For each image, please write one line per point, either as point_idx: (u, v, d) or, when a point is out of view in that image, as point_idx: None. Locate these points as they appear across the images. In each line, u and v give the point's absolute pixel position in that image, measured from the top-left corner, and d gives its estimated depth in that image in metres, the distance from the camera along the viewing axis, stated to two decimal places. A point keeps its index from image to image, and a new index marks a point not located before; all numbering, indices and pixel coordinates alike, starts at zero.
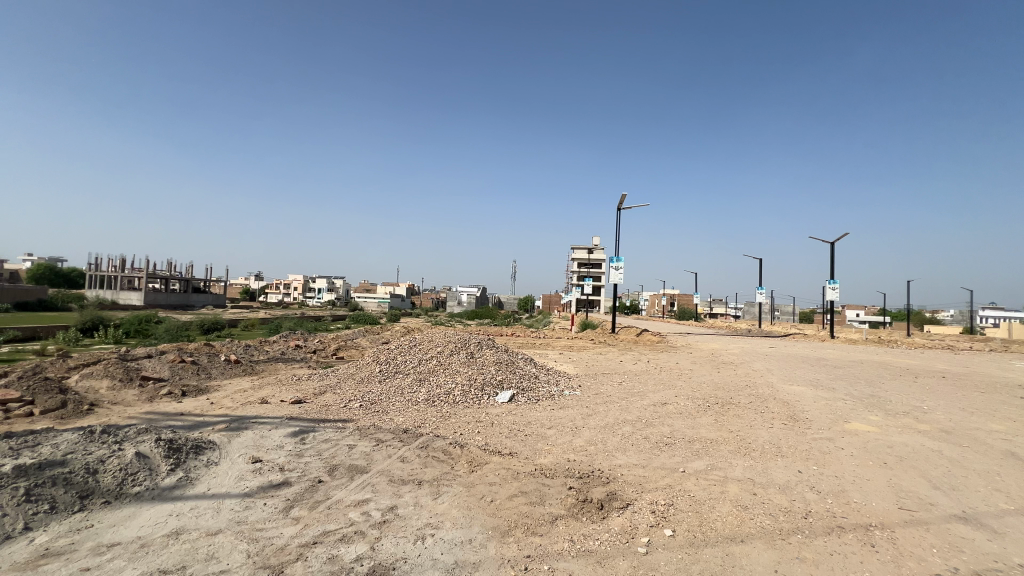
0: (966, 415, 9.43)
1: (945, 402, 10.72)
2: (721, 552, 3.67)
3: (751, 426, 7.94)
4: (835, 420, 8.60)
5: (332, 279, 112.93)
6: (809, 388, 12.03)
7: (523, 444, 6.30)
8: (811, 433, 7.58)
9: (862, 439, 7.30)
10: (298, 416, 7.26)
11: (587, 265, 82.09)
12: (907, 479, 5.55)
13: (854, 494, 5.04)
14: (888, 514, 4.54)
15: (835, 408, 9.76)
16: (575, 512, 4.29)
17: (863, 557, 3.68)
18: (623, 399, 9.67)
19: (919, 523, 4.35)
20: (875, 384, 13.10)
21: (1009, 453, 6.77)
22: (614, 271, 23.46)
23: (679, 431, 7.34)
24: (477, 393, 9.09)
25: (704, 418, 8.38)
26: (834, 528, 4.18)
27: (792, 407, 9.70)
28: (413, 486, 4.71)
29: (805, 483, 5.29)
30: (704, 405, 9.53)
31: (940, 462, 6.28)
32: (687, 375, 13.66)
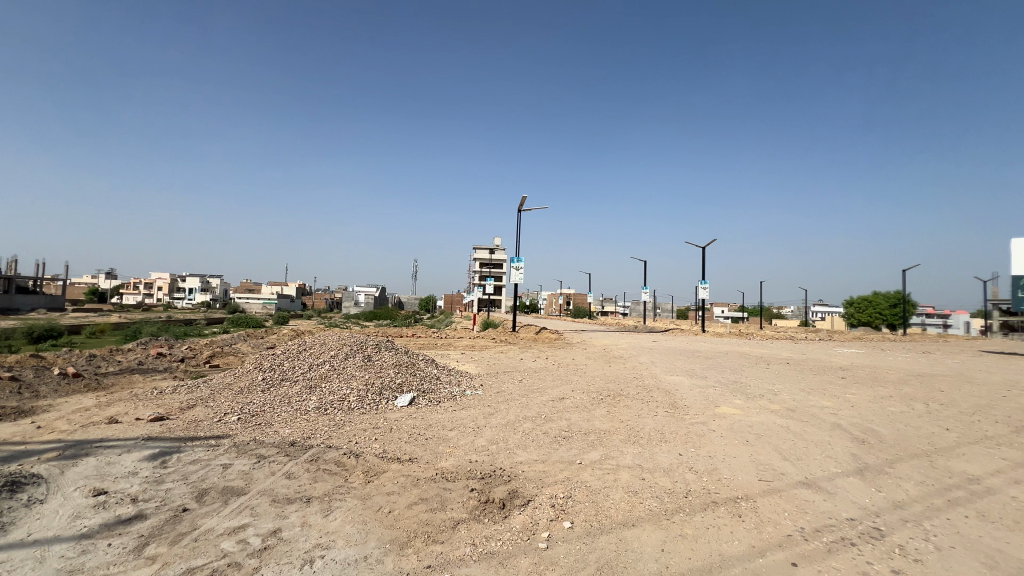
0: (805, 394, 11.19)
1: (789, 385, 12.62)
2: (615, 538, 3.85)
3: (639, 415, 8.57)
4: (707, 405, 9.65)
5: (205, 278, 100.84)
6: (685, 378, 13.35)
7: (423, 448, 6.10)
8: (688, 418, 8.39)
9: (728, 421, 8.25)
10: (157, 436, 6.25)
11: (489, 265, 83.49)
12: (764, 454, 6.36)
13: (724, 470, 5.66)
14: (751, 485, 5.16)
15: (707, 394, 10.97)
16: (476, 514, 4.24)
17: (733, 528, 4.11)
18: (523, 396, 9.90)
19: (775, 491, 5.00)
20: (737, 371, 15.01)
21: (836, 425, 8.15)
22: (515, 271, 23.98)
23: (576, 425, 7.67)
24: (374, 398, 8.65)
25: (599, 410, 8.87)
26: (710, 503, 4.63)
27: (672, 395, 10.68)
28: (301, 504, 4.29)
29: (685, 464, 5.82)
30: (597, 398, 10.10)
31: (789, 437, 7.31)
32: (582, 371, 14.37)
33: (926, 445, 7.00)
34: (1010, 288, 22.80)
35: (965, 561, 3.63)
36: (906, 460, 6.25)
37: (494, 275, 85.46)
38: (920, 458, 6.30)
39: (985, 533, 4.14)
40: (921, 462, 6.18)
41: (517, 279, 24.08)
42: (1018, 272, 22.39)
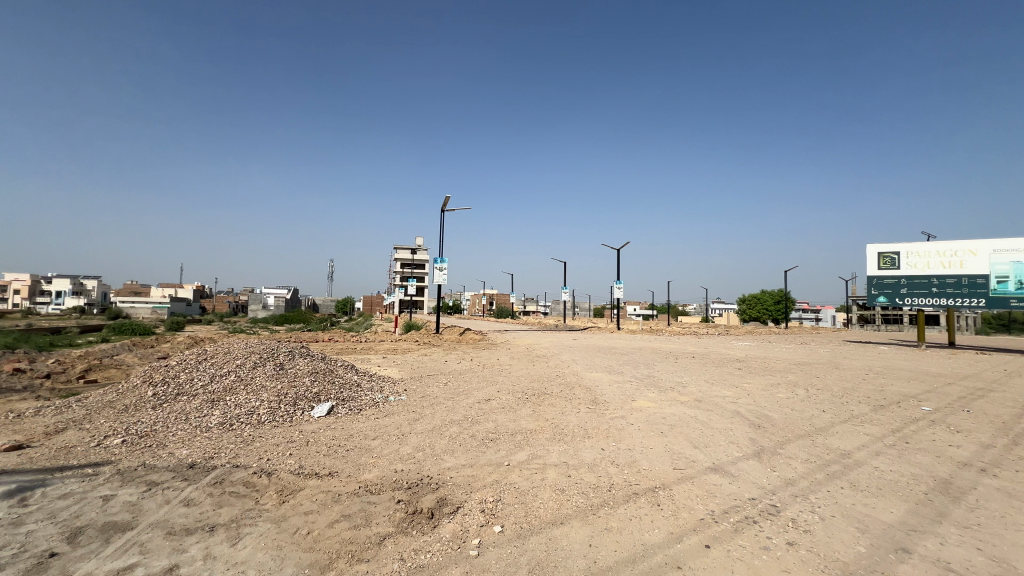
0: (709, 385, 12.23)
1: (696, 377, 13.72)
2: (545, 538, 3.90)
3: (563, 413, 8.82)
4: (626, 399, 10.18)
5: (77, 279, 87.78)
6: (604, 374, 13.97)
7: (344, 460, 5.77)
8: (608, 413, 8.77)
9: (644, 414, 8.76)
10: (15, 468, 5.29)
11: (412, 265, 81.64)
12: (677, 444, 6.82)
13: (642, 462, 5.98)
14: (667, 474, 5.50)
15: (625, 389, 11.59)
16: (404, 526, 4.08)
17: (653, 516, 4.35)
18: (450, 400, 9.76)
19: (688, 478, 5.38)
20: (650, 366, 16.03)
21: (736, 412, 8.98)
22: (438, 272, 23.64)
23: (503, 426, 7.70)
24: (288, 409, 8.04)
25: (524, 410, 9.00)
26: (632, 495, 4.86)
27: (594, 391, 11.14)
28: (203, 534, 3.85)
29: (607, 458, 6.06)
30: (523, 398, 10.23)
31: (697, 426, 7.91)
32: (506, 371, 14.49)
33: (809, 426, 7.94)
34: (867, 287, 26.55)
35: (844, 528, 4.14)
36: (794, 441, 7.02)
37: (416, 276, 83.65)
38: (804, 438, 7.13)
39: (857, 501, 4.76)
40: (806, 441, 6.99)
41: (440, 279, 23.76)
42: (873, 273, 26.15)
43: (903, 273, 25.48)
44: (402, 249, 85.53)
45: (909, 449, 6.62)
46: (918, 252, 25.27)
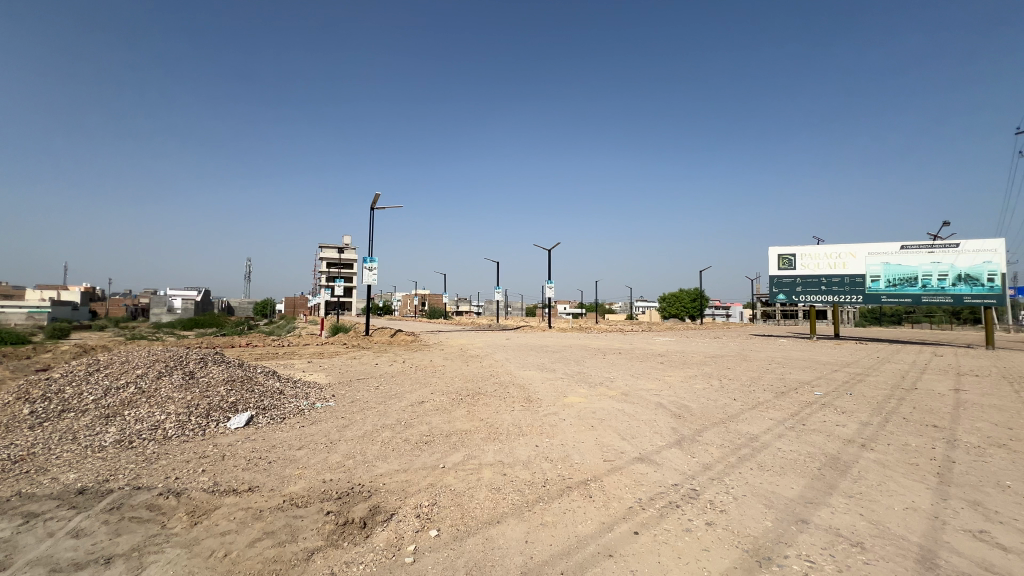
0: (635, 379, 12.88)
1: (622, 372, 14.40)
2: (482, 538, 3.90)
3: (498, 412, 8.87)
4: (558, 396, 10.45)
5: None
6: (537, 372, 14.24)
7: (266, 474, 5.39)
8: (542, 411, 8.95)
9: (576, 409, 9.04)
10: None
11: (339, 265, 78.17)
12: (607, 437, 7.11)
13: (575, 456, 6.18)
14: (598, 467, 5.72)
15: (557, 385, 11.90)
16: (334, 538, 3.89)
17: (586, 508, 4.50)
18: (381, 404, 9.46)
19: (617, 469, 5.63)
20: (580, 363, 16.59)
21: (659, 404, 9.54)
22: (368, 271, 22.82)
23: (437, 428, 7.60)
24: (200, 422, 7.36)
25: (459, 411, 8.94)
26: (565, 489, 5.00)
27: (527, 389, 11.32)
28: (97, 569, 3.42)
29: (541, 455, 6.18)
30: (457, 398, 10.15)
31: (625, 418, 8.30)
32: (440, 372, 14.30)
33: (723, 414, 8.61)
34: (768, 285, 29.55)
35: (753, 505, 4.54)
36: (710, 428, 7.59)
37: (343, 276, 80.11)
38: (719, 425, 7.73)
39: (765, 480, 5.24)
40: (720, 428, 7.58)
41: (370, 279, 22.95)
42: (773, 273, 29.22)
43: (799, 273, 28.59)
44: (328, 247, 81.51)
45: (805, 430, 7.40)
46: (810, 255, 28.40)
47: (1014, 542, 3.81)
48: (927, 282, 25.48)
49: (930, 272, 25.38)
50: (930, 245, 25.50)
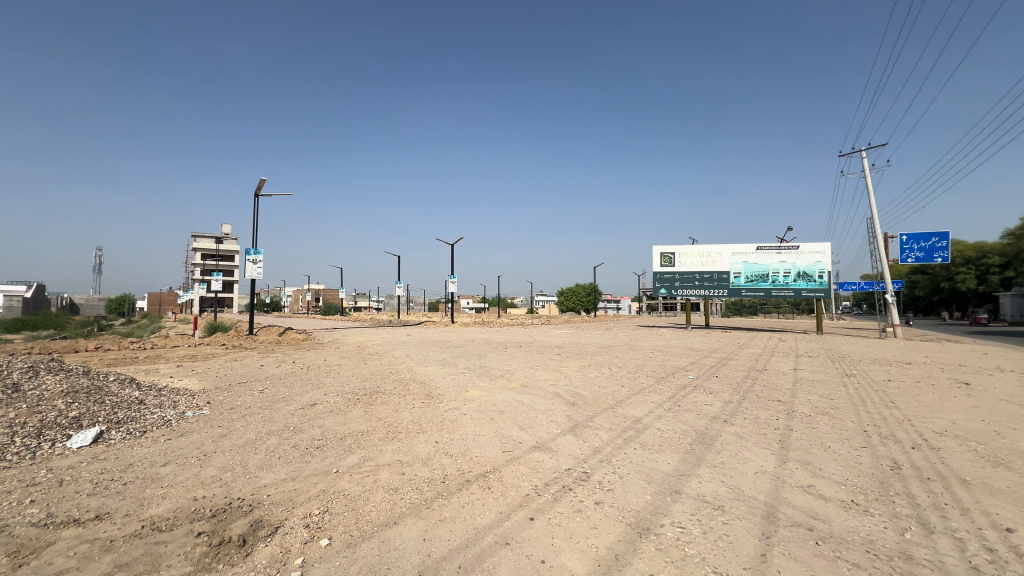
0: (534, 371, 13.38)
1: (522, 364, 14.88)
2: (377, 541, 3.78)
3: (397, 410, 8.63)
4: (459, 391, 10.48)
5: None
6: (438, 368, 14.10)
7: (120, 497, 4.66)
8: (443, 406, 8.90)
9: (477, 403, 9.13)
10: None
11: (216, 257, 69.91)
12: (506, 428, 7.29)
13: (474, 449, 6.24)
14: (497, 458, 5.85)
15: (458, 380, 11.91)
16: (207, 561, 3.51)
17: (484, 499, 4.59)
18: (266, 409, 8.69)
19: (515, 459, 5.80)
20: (482, 357, 16.81)
21: (556, 393, 10.03)
22: (251, 264, 20.71)
23: (330, 431, 7.19)
24: (29, 444, 6.12)
25: (355, 411, 8.54)
26: (464, 483, 5.03)
27: (428, 386, 11.19)
28: None
29: (441, 451, 6.15)
30: (353, 399, 9.68)
31: (523, 409, 8.59)
32: (335, 371, 13.51)
33: (612, 400, 9.29)
34: (652, 281, 32.46)
35: (636, 482, 4.97)
36: (600, 414, 8.15)
37: (221, 269, 71.91)
38: (608, 411, 8.34)
39: (646, 458, 5.77)
40: (610, 413, 8.17)
41: (254, 273, 20.85)
42: (656, 270, 32.11)
43: (677, 270, 31.81)
44: (202, 236, 72.44)
45: (680, 411, 8.28)
46: (686, 253, 31.69)
47: (831, 492, 4.64)
48: (776, 278, 29.89)
49: (778, 270, 29.78)
50: (778, 247, 29.85)
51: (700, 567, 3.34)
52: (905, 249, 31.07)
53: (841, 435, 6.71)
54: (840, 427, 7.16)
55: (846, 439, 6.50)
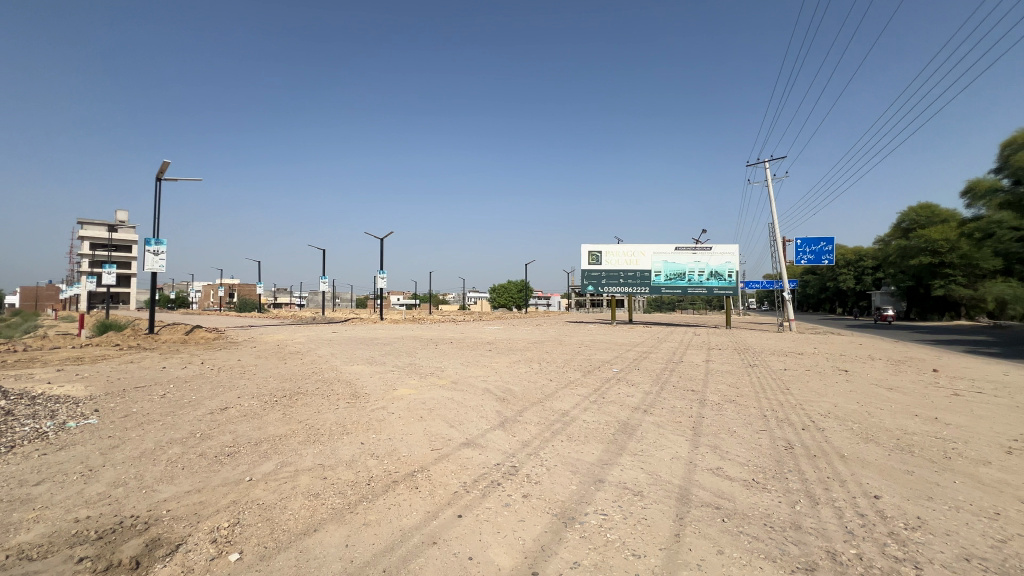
0: (464, 367, 13.33)
1: (453, 360, 14.73)
2: (295, 551, 3.57)
3: (319, 411, 8.21)
4: (386, 389, 10.18)
5: None
6: (365, 366, 13.60)
7: None
8: (369, 406, 8.60)
9: (405, 402, 8.91)
10: None
11: (107, 247, 62.06)
12: (435, 426, 7.20)
13: (402, 449, 6.08)
14: (425, 457, 5.75)
15: (385, 378, 11.57)
16: None
17: (411, 500, 4.48)
18: (167, 415, 7.88)
19: (444, 457, 5.74)
20: (412, 354, 16.43)
21: (486, 389, 10.07)
22: (151, 255, 18.62)
23: (244, 436, 6.67)
24: None
25: (272, 414, 8.00)
26: (391, 484, 4.89)
27: (353, 385, 10.74)
28: None
29: (366, 452, 5.93)
30: (271, 401, 9.06)
31: (453, 406, 8.52)
32: (250, 372, 12.53)
33: (541, 394, 9.48)
34: (580, 278, 33.60)
35: (562, 473, 5.12)
36: (529, 408, 8.30)
37: (114, 260, 64.04)
38: (537, 405, 8.51)
39: (572, 449, 5.95)
40: (538, 407, 8.35)
41: (154, 265, 18.76)
42: (584, 267, 33.21)
43: (603, 268, 33.14)
44: (90, 223, 64.07)
45: (605, 402, 8.64)
46: (612, 252, 33.15)
47: (736, 473, 5.07)
48: (691, 276, 32.13)
49: (693, 268, 32.03)
50: (693, 248, 32.08)
51: (620, 551, 3.50)
52: (799, 251, 34.76)
53: (744, 420, 7.36)
54: (743, 412, 7.87)
55: (749, 424, 7.14)
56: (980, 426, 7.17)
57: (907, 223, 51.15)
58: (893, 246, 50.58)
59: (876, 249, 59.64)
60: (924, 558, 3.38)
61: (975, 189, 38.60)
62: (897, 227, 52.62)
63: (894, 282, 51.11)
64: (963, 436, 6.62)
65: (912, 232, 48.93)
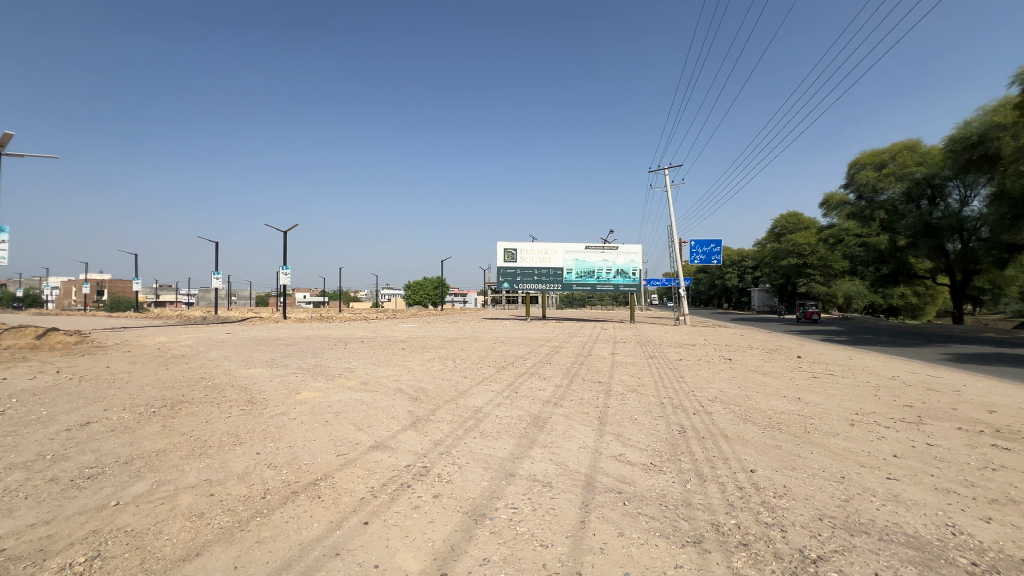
0: (376, 367, 12.82)
1: (363, 360, 14.07)
2: None
3: (207, 421, 7.39)
4: (288, 393, 9.44)
5: None
6: (264, 370, 12.50)
7: None
8: (267, 412, 7.92)
9: (309, 406, 8.34)
10: None
11: None
12: (342, 430, 6.83)
13: (303, 456, 5.67)
14: (330, 463, 5.42)
15: (287, 382, 10.73)
16: None
17: (313, 511, 4.18)
18: (5, 436, 6.58)
19: (350, 462, 5.45)
20: (317, 355, 15.43)
21: (398, 389, 9.76)
22: None
23: (110, 455, 5.79)
24: None
25: (148, 427, 7.05)
26: (290, 495, 4.54)
27: (249, 390, 9.83)
28: None
29: (262, 463, 5.44)
30: (146, 412, 7.97)
31: (361, 408, 8.15)
32: (121, 381, 10.95)
33: (455, 392, 9.39)
34: (496, 275, 33.83)
35: (474, 470, 5.11)
36: (442, 406, 8.19)
37: None
38: (450, 403, 8.40)
39: (483, 445, 5.97)
40: (451, 405, 8.26)
41: None
42: (500, 265, 33.51)
43: (518, 265, 33.69)
44: None
45: (517, 397, 8.80)
46: (527, 250, 33.89)
47: (637, 458, 5.42)
48: (600, 274, 33.85)
49: (602, 267, 33.76)
50: (602, 248, 33.81)
51: (529, 542, 3.57)
52: (693, 251, 38.15)
53: (645, 408, 7.91)
54: (644, 401, 8.46)
55: (648, 411, 7.70)
56: (831, 403, 8.40)
57: (779, 229, 58.42)
58: (768, 248, 57.55)
59: (755, 251, 67.42)
60: (788, 521, 3.86)
61: (829, 200, 45.09)
62: (771, 232, 59.88)
63: (769, 280, 58.25)
64: (819, 413, 7.69)
65: (783, 237, 55.97)
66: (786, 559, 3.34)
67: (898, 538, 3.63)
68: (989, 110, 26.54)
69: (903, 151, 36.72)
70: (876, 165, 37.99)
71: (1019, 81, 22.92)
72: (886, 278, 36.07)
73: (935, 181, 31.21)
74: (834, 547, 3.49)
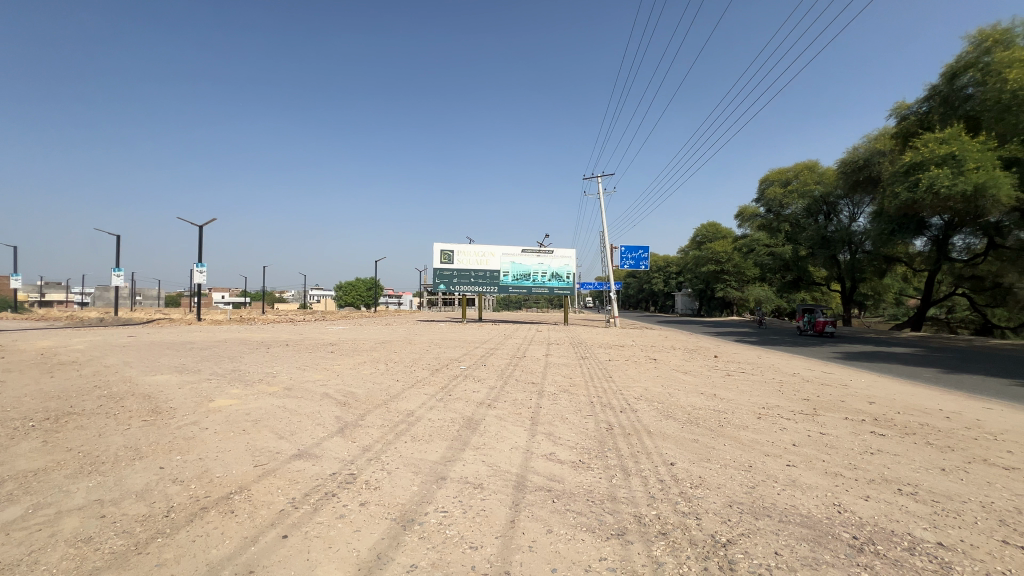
0: (301, 371, 12.13)
1: (286, 365, 13.24)
2: None
3: (100, 435, 6.58)
4: (199, 401, 8.67)
5: None
6: (172, 376, 11.36)
7: None
8: (175, 423, 7.22)
9: (224, 414, 7.71)
10: None
11: None
12: (261, 439, 6.38)
13: (216, 469, 5.24)
14: (246, 475, 5.05)
15: (199, 389, 9.84)
16: None
17: (225, 527, 3.87)
18: None
19: (269, 472, 5.11)
20: (235, 360, 14.32)
21: (325, 394, 9.29)
22: None
23: None
24: None
25: (24, 444, 6.15)
26: (198, 512, 4.17)
27: (154, 399, 8.90)
28: None
29: (166, 478, 4.95)
30: (23, 427, 6.96)
31: (284, 415, 7.66)
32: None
33: (386, 396, 9.09)
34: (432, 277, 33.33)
35: (404, 475, 4.99)
36: (373, 411, 7.92)
37: None
38: (381, 407, 8.13)
39: (415, 449, 5.85)
40: (382, 409, 8.01)
41: None
42: (436, 266, 33.09)
43: (454, 267, 33.43)
44: None
45: (451, 400, 8.70)
46: (463, 252, 33.73)
47: (567, 456, 5.57)
48: (535, 277, 34.42)
49: (537, 270, 34.34)
50: (538, 251, 34.44)
51: (458, 545, 3.54)
52: (623, 257, 39.88)
53: (575, 407, 8.14)
54: (575, 400, 8.71)
55: (579, 410, 7.93)
56: (742, 398, 9.13)
57: (700, 237, 62.93)
58: (690, 256, 61.77)
59: (678, 258, 71.97)
60: (703, 510, 4.14)
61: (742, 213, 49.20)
62: (693, 241, 64.28)
63: (691, 285, 62.45)
64: (732, 407, 8.34)
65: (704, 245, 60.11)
66: (699, 544, 3.58)
67: (795, 519, 4.02)
68: (872, 138, 30.37)
69: (804, 171, 40.99)
70: (782, 182, 41.91)
71: (894, 114, 26.31)
72: (789, 284, 40.00)
73: (829, 200, 35.24)
74: (740, 530, 3.78)
